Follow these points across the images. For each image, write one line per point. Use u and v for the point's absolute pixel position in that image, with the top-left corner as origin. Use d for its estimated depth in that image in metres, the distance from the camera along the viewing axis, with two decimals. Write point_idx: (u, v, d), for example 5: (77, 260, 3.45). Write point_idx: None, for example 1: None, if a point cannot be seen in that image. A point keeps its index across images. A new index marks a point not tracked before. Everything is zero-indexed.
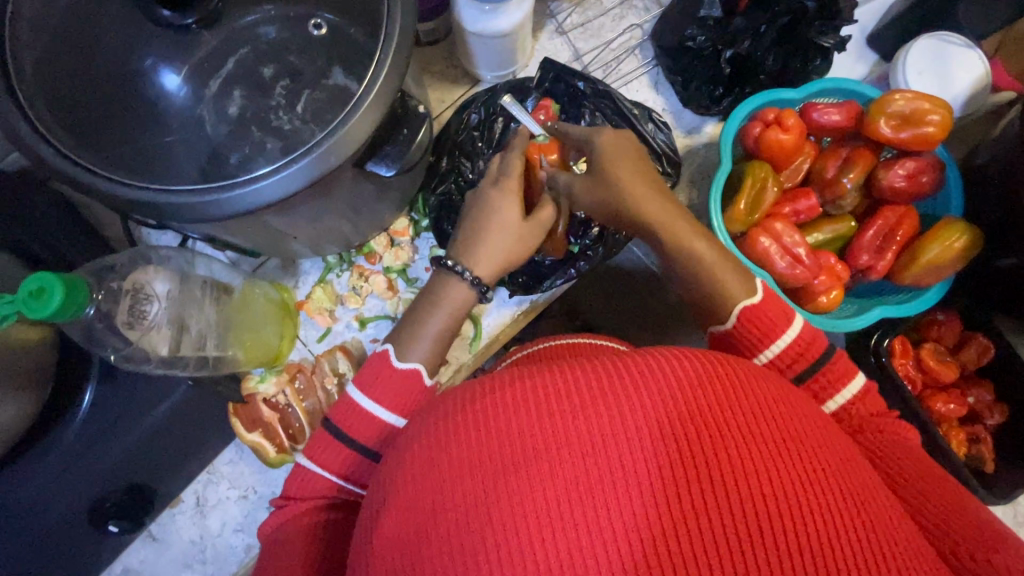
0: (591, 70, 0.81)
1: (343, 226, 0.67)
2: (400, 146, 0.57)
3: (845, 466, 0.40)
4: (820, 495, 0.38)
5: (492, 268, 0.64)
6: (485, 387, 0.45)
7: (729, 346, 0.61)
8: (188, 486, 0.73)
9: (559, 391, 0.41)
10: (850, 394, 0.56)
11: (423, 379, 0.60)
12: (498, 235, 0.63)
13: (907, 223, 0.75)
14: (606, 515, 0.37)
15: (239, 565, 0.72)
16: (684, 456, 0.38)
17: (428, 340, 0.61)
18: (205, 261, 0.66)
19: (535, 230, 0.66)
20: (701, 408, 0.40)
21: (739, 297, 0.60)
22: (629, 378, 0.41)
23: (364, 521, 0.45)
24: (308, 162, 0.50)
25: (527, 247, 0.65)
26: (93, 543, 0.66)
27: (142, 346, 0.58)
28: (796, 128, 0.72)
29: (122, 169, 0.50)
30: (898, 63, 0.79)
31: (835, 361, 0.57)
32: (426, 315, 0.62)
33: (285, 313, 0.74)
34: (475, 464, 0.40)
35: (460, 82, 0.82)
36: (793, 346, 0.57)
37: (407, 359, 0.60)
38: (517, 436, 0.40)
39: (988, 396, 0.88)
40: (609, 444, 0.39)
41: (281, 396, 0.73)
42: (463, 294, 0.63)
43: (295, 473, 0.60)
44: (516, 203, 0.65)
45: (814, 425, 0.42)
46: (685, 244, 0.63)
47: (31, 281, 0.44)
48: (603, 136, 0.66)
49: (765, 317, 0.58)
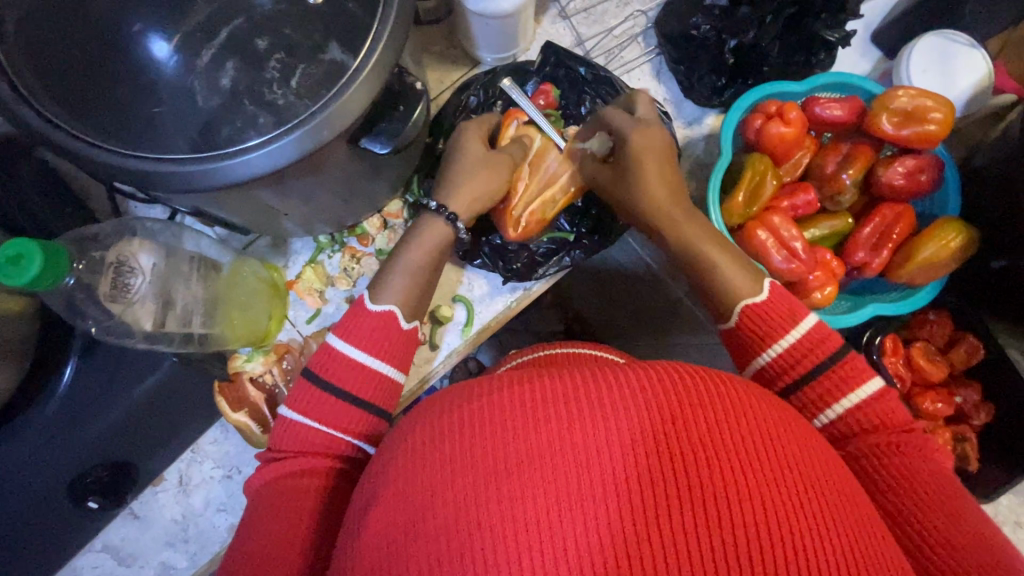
0: (593, 57, 0.80)
1: (335, 206, 0.66)
2: (396, 123, 0.55)
3: (836, 489, 0.40)
4: (811, 520, 0.37)
5: (464, 202, 0.66)
6: (481, 385, 0.44)
7: (741, 346, 0.61)
8: (171, 464, 0.71)
9: (553, 397, 0.41)
10: (866, 394, 0.55)
11: (398, 320, 0.62)
12: (468, 171, 0.67)
13: (904, 222, 0.75)
14: (597, 533, 0.37)
15: (222, 544, 0.71)
16: (677, 477, 0.38)
17: (401, 275, 0.64)
18: (193, 236, 0.64)
19: (500, 163, 0.68)
20: (692, 426, 0.40)
21: (744, 295, 0.61)
22: (611, 390, 0.41)
23: (357, 504, 0.44)
24: (301, 135, 0.49)
25: (497, 175, 0.68)
26: (74, 519, 0.65)
27: (126, 319, 0.57)
28: (797, 121, 0.72)
29: (111, 137, 0.49)
30: (901, 61, 0.78)
31: (850, 360, 0.56)
32: (399, 251, 0.65)
33: (274, 294, 0.73)
34: (468, 461, 0.39)
35: (460, 63, 0.81)
36: (801, 343, 0.57)
37: (380, 301, 0.62)
38: (509, 435, 0.39)
39: (976, 396, 0.88)
40: (600, 457, 0.38)
41: (268, 375, 0.71)
42: (440, 233, 0.65)
43: (281, 426, 0.58)
44: (479, 143, 0.69)
45: (809, 447, 0.42)
46: (711, 249, 0.64)
47: (9, 248, 0.43)
48: (654, 132, 0.66)
49: (766, 315, 0.59)
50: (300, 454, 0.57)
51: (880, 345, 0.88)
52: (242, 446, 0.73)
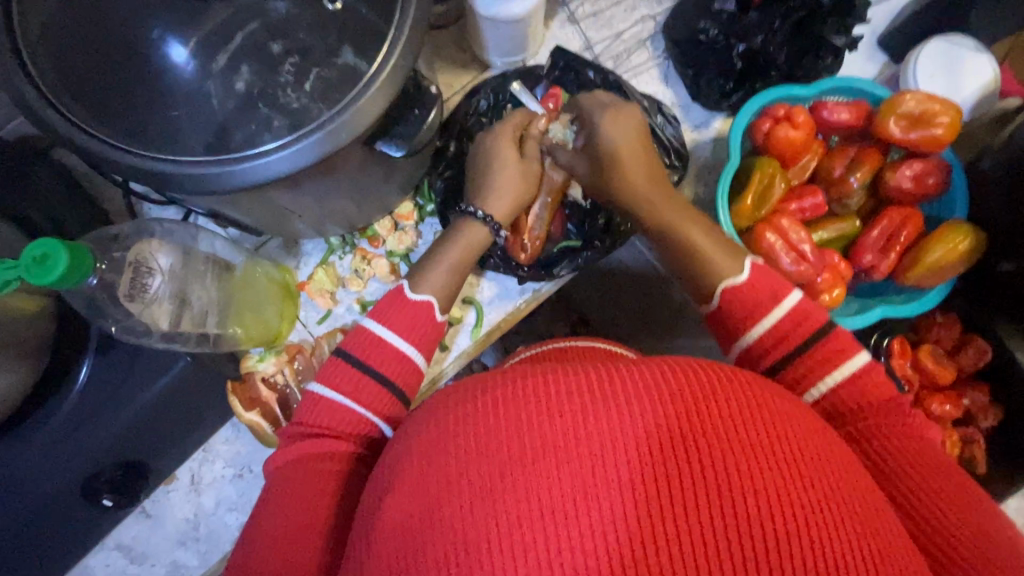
0: (601, 61, 0.81)
1: (347, 207, 0.67)
2: (411, 126, 0.56)
3: (847, 480, 0.41)
4: (822, 511, 0.38)
5: (505, 206, 0.68)
6: (496, 380, 0.45)
7: (722, 325, 0.63)
8: (183, 464, 0.72)
9: (567, 393, 0.41)
10: (848, 372, 0.56)
11: (434, 312, 0.63)
12: (507, 176, 0.67)
13: (912, 224, 0.75)
14: (614, 525, 0.37)
15: (232, 544, 0.72)
16: (691, 471, 0.38)
17: (444, 269, 0.65)
18: (208, 237, 0.65)
19: (535, 169, 0.69)
20: (704, 419, 0.40)
21: (724, 277, 0.62)
22: (624, 384, 0.42)
23: (368, 501, 0.45)
24: (319, 138, 0.50)
25: (531, 181, 0.69)
26: (87, 517, 0.66)
27: (144, 319, 0.57)
28: (806, 125, 0.72)
29: (125, 139, 0.50)
30: (909, 64, 0.79)
31: (830, 339, 0.57)
32: (439, 249, 0.66)
33: (286, 294, 0.73)
34: (485, 455, 0.40)
35: (470, 67, 0.82)
36: (780, 323, 0.58)
37: (420, 291, 0.63)
38: (526, 431, 0.40)
39: (984, 398, 0.88)
40: (615, 451, 0.39)
41: (279, 375, 0.72)
42: (481, 235, 0.67)
43: (315, 403, 0.58)
44: (512, 146, 0.68)
45: (819, 440, 0.42)
46: (686, 230, 0.65)
47: (36, 247, 0.44)
48: (629, 114, 0.67)
49: (752, 292, 0.60)
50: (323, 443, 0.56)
51: (887, 347, 0.89)
52: (253, 445, 0.73)
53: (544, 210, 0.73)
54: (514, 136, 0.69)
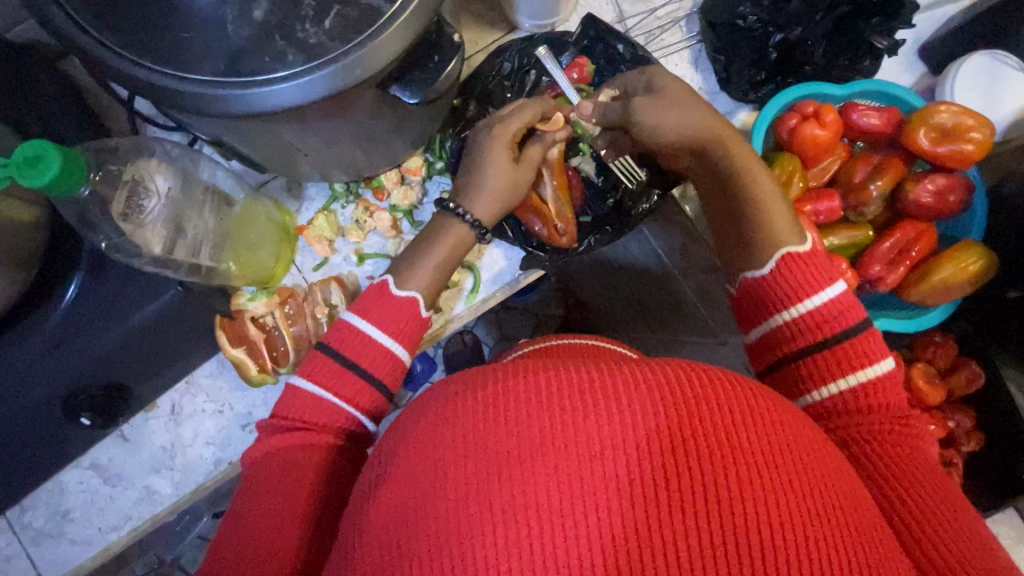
0: (632, 35, 0.78)
1: (355, 154, 0.65)
2: (429, 74, 0.54)
3: (841, 493, 0.40)
4: (808, 521, 0.37)
5: (490, 209, 0.64)
6: (494, 373, 0.43)
7: (757, 295, 0.61)
8: (165, 393, 0.72)
9: (561, 377, 0.41)
10: (864, 377, 0.54)
11: (419, 309, 0.61)
12: (495, 177, 0.63)
13: (924, 240, 0.74)
14: (593, 508, 0.36)
15: (207, 477, 0.72)
16: (687, 469, 0.38)
17: (428, 269, 0.62)
18: (210, 167, 0.64)
19: (525, 174, 0.65)
20: (695, 418, 0.39)
21: (786, 243, 0.60)
22: (621, 375, 0.41)
23: (363, 486, 0.44)
24: (331, 72, 0.48)
25: (523, 185, 0.65)
26: (66, 432, 0.67)
27: (136, 239, 0.56)
28: (833, 124, 0.71)
29: (134, 49, 0.48)
30: (948, 77, 0.76)
31: (863, 339, 0.56)
32: (426, 246, 0.63)
33: (284, 236, 0.73)
34: (474, 422, 0.40)
35: (496, 26, 0.79)
36: (828, 305, 0.56)
37: (405, 288, 0.61)
38: (517, 407, 0.39)
39: (969, 423, 0.89)
40: (601, 435, 0.38)
41: (269, 317, 0.71)
42: (464, 236, 0.64)
43: (289, 396, 0.58)
44: (507, 148, 0.63)
45: (815, 453, 0.42)
46: (753, 172, 0.63)
47: (30, 147, 0.42)
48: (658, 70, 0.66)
49: (806, 264, 0.59)
50: (305, 427, 0.56)
51: None
52: (236, 383, 0.73)
53: (557, 194, 0.71)
54: (511, 138, 0.64)
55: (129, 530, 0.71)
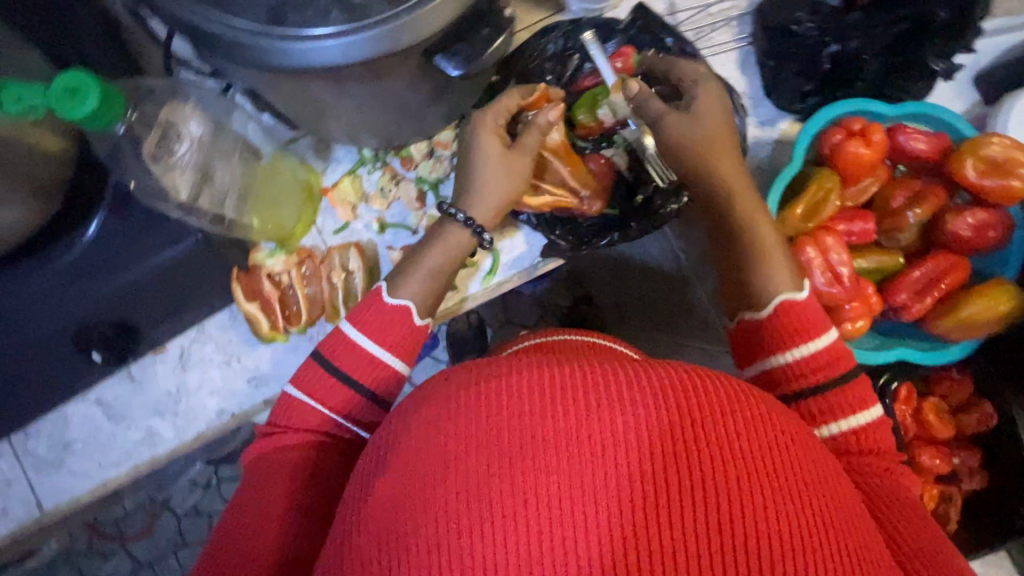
0: (682, 29, 0.76)
1: (387, 121, 0.64)
2: (473, 47, 0.53)
3: (848, 520, 0.40)
4: (813, 541, 0.37)
5: (489, 212, 0.63)
6: (511, 358, 0.43)
7: (754, 335, 0.62)
8: (175, 337, 0.73)
9: (578, 370, 0.41)
10: (859, 421, 0.56)
11: (413, 318, 0.61)
12: (487, 171, 0.62)
13: (956, 274, 0.72)
14: (598, 502, 0.36)
15: (209, 426, 0.72)
16: (699, 476, 0.37)
17: (422, 273, 0.62)
18: (241, 117, 0.67)
19: (520, 159, 0.62)
20: (710, 425, 0.39)
21: (783, 290, 0.61)
22: (638, 373, 0.41)
23: (371, 453, 0.44)
24: (376, 34, 0.47)
25: (518, 174, 0.62)
26: (75, 365, 0.68)
27: (164, 182, 0.57)
28: (878, 145, 0.69)
29: None
30: (1003, 108, 0.74)
31: (858, 383, 0.58)
32: (422, 249, 0.63)
33: (307, 196, 0.72)
34: (489, 406, 0.39)
35: (543, 6, 0.77)
36: (823, 352, 0.58)
37: (398, 295, 0.61)
38: (532, 395, 0.39)
39: (974, 461, 0.88)
40: (614, 430, 0.38)
41: (286, 275, 0.71)
42: (463, 241, 0.64)
43: (283, 403, 0.59)
44: (496, 138, 0.62)
45: (825, 475, 0.41)
46: (755, 218, 0.65)
47: (68, 79, 0.42)
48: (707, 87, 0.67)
49: (803, 314, 0.59)
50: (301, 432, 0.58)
51: (895, 391, 0.85)
52: (246, 337, 0.73)
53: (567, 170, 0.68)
54: (496, 126, 0.63)
55: (127, 469, 0.72)
